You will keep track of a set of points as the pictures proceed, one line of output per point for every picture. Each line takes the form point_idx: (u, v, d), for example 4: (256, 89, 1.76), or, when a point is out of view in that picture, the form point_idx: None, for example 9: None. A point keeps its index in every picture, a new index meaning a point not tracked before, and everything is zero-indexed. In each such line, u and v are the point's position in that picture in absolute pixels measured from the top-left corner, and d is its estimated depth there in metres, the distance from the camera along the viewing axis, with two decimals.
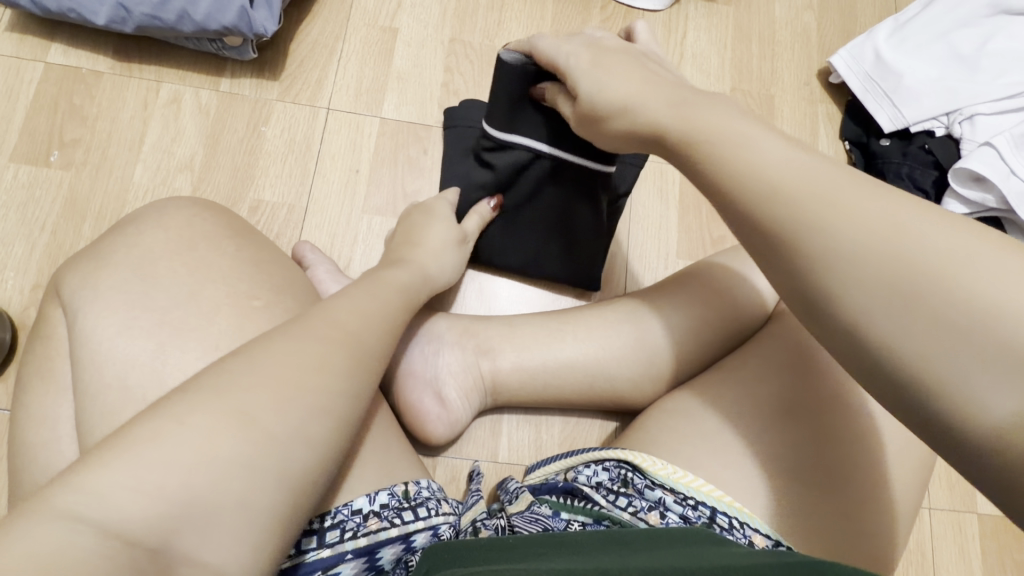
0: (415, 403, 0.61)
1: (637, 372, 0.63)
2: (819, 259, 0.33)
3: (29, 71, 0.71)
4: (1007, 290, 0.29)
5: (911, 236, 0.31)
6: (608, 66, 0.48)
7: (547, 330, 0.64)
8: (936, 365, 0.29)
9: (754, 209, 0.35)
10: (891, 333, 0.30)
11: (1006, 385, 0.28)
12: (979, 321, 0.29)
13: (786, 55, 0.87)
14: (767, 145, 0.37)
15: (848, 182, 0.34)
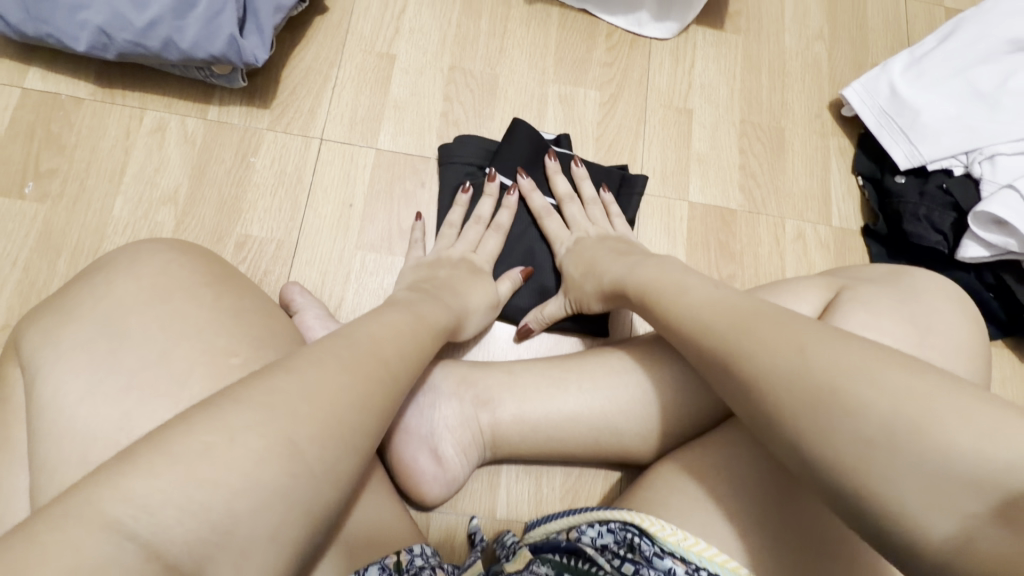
0: (409, 462, 0.56)
1: (646, 427, 0.59)
2: (751, 389, 0.38)
3: (6, 97, 0.68)
4: (905, 404, 0.32)
5: (817, 356, 0.36)
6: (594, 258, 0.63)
7: (549, 378, 0.60)
8: (867, 474, 0.32)
9: (694, 338, 0.44)
10: (820, 455, 0.34)
11: (927, 495, 0.30)
12: (891, 435, 0.32)
13: (797, 86, 0.85)
14: (696, 290, 0.47)
15: (765, 315, 0.41)
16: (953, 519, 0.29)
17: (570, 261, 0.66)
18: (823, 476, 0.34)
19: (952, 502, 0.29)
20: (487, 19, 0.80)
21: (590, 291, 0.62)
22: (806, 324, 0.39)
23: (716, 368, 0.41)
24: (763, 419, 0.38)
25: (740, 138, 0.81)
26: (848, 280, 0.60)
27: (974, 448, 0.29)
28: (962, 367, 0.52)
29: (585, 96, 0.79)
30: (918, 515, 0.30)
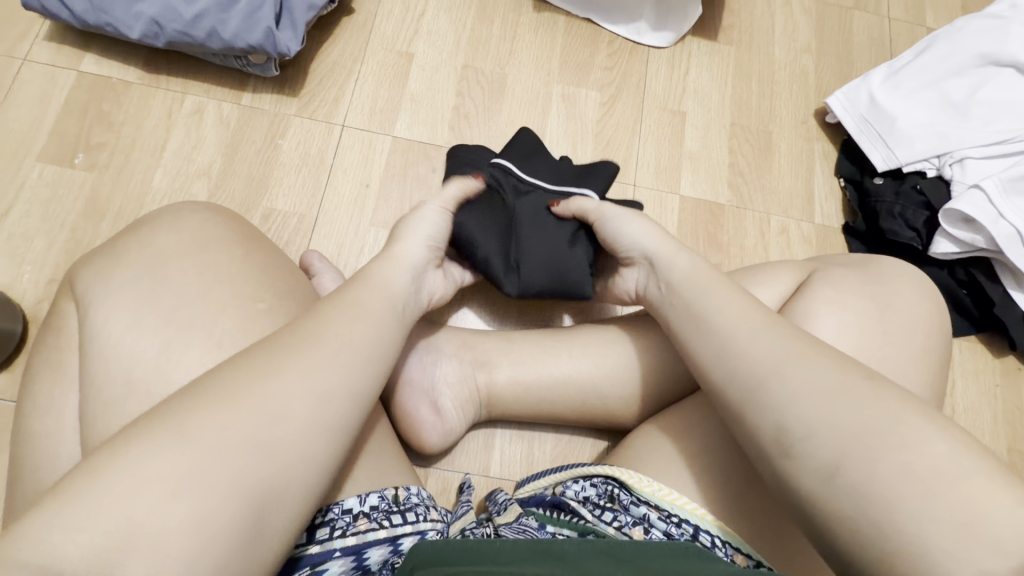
0: (410, 411, 0.61)
1: (630, 392, 0.64)
2: (783, 419, 0.41)
3: (63, 78, 0.75)
4: (941, 462, 0.36)
5: (858, 404, 0.39)
6: (655, 235, 0.58)
7: (542, 346, 0.65)
8: (896, 520, 0.35)
9: (724, 369, 0.45)
10: (850, 489, 0.37)
11: (950, 547, 0.34)
12: (924, 490, 0.35)
13: (785, 95, 0.91)
14: (733, 312, 0.47)
15: (804, 346, 0.43)
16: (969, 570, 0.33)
17: (665, 251, 0.56)
18: (847, 506, 0.37)
19: (975, 558, 0.33)
20: (499, 25, 0.87)
21: (682, 265, 0.54)
22: (844, 365, 0.42)
23: (742, 387, 0.43)
24: (790, 440, 0.40)
25: (729, 140, 0.87)
26: (820, 263, 0.65)
27: (987, 503, 0.34)
28: (922, 340, 0.57)
29: (586, 96, 0.86)
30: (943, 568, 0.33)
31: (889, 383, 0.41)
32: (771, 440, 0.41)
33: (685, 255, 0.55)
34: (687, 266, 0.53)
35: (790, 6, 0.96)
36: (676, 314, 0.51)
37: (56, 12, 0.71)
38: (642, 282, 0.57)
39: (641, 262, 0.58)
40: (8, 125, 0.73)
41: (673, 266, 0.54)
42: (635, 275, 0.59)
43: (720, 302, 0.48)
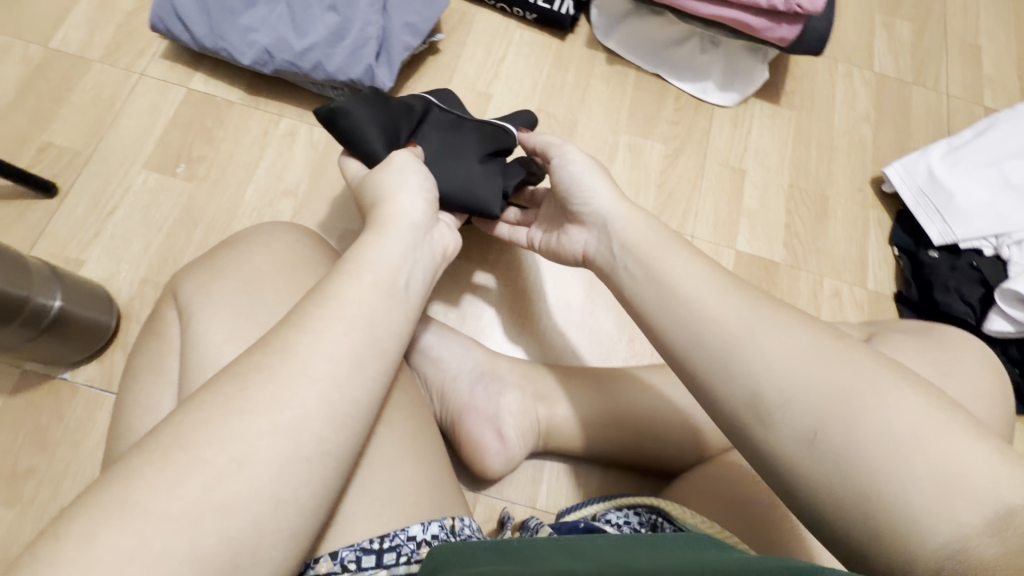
0: (476, 437, 0.63)
1: (684, 438, 0.65)
2: (753, 385, 0.41)
3: (173, 94, 0.81)
4: (914, 417, 0.37)
5: (832, 365, 0.40)
6: (612, 191, 0.58)
7: (601, 383, 0.68)
8: (879, 484, 0.36)
9: (692, 337, 0.45)
10: (829, 452, 0.38)
11: (931, 509, 0.34)
12: (902, 446, 0.36)
13: (842, 160, 0.94)
14: (691, 274, 0.48)
15: (771, 312, 0.45)
16: (946, 530, 0.34)
17: (617, 209, 0.57)
18: (828, 474, 0.37)
19: (948, 508, 0.34)
20: (573, 74, 0.92)
21: (631, 219, 0.56)
22: (812, 328, 0.43)
23: (714, 354, 0.44)
24: (768, 408, 0.41)
25: (787, 200, 0.90)
26: (879, 329, 0.67)
27: (966, 461, 0.35)
28: (976, 413, 0.58)
29: (651, 148, 0.90)
30: (919, 520, 0.35)
31: (847, 339, 0.43)
32: (746, 408, 0.41)
33: (646, 219, 0.55)
34: (638, 222, 0.55)
35: (851, 76, 1.00)
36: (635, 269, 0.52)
37: (179, 37, 0.78)
38: (592, 243, 0.58)
39: (594, 223, 0.58)
40: (119, 133, 0.79)
41: (623, 224, 0.55)
42: (586, 235, 0.60)
43: (682, 267, 0.49)
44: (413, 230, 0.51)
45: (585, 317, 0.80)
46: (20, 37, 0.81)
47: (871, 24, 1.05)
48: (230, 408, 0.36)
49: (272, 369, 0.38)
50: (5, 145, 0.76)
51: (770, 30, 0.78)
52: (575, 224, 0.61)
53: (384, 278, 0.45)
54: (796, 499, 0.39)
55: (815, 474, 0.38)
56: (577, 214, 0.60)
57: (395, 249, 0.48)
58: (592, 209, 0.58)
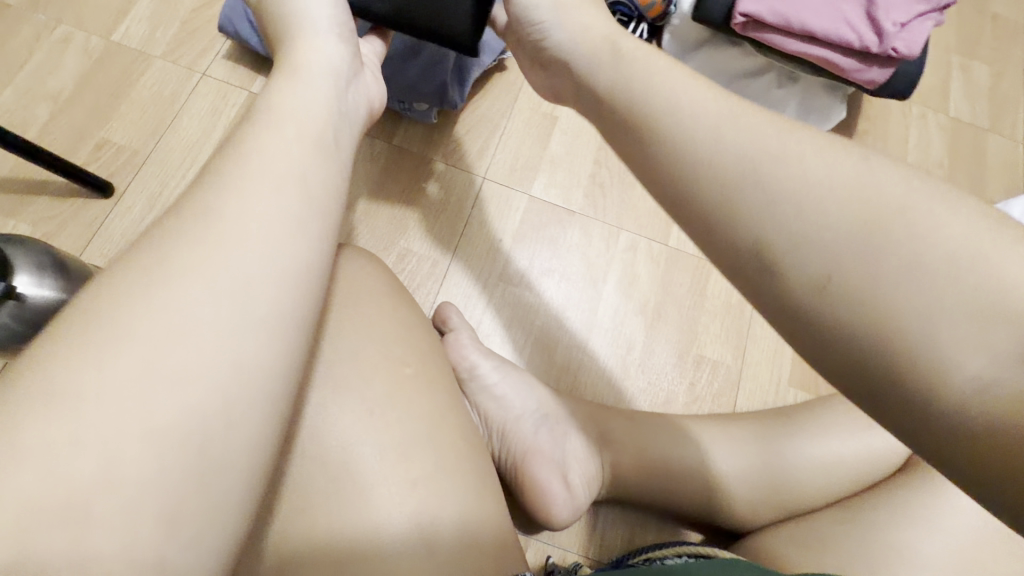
0: (542, 483, 0.60)
1: (755, 497, 0.62)
2: (760, 218, 0.31)
3: (235, 96, 0.79)
4: (955, 238, 0.28)
5: (855, 188, 0.30)
6: (580, 9, 0.47)
7: (668, 430, 0.64)
8: (912, 321, 0.27)
9: (685, 169, 0.34)
10: (855, 293, 0.28)
11: (976, 337, 0.26)
12: (941, 275, 0.27)
13: None
14: (686, 92, 0.37)
15: (780, 135, 0.33)
16: (991, 363, 0.25)
17: (580, 34, 0.46)
18: (851, 319, 0.28)
19: (988, 339, 0.26)
20: None
21: (604, 39, 0.44)
22: (831, 146, 0.33)
23: (711, 195, 0.32)
24: (776, 252, 0.30)
25: None
26: None
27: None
28: None
29: None
30: (946, 356, 0.26)
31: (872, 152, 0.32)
32: (751, 255, 0.31)
33: (612, 47, 0.43)
34: (610, 43, 0.44)
35: (925, 119, 0.96)
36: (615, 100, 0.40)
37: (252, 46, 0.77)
38: (560, 84, 0.49)
39: (561, 62, 0.47)
40: (178, 133, 0.76)
41: (590, 54, 0.44)
42: (554, 79, 0.50)
43: (683, 91, 0.37)
44: (337, 66, 0.43)
45: (644, 356, 0.77)
46: (83, 28, 0.79)
47: (948, 66, 1.01)
48: (139, 285, 0.28)
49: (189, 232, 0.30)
50: (63, 139, 0.74)
51: (858, 72, 0.76)
52: (541, 70, 0.51)
53: (310, 125, 0.37)
54: (810, 356, 0.30)
55: (834, 323, 0.28)
56: (540, 55, 0.50)
57: (328, 86, 0.41)
58: (549, 39, 0.48)
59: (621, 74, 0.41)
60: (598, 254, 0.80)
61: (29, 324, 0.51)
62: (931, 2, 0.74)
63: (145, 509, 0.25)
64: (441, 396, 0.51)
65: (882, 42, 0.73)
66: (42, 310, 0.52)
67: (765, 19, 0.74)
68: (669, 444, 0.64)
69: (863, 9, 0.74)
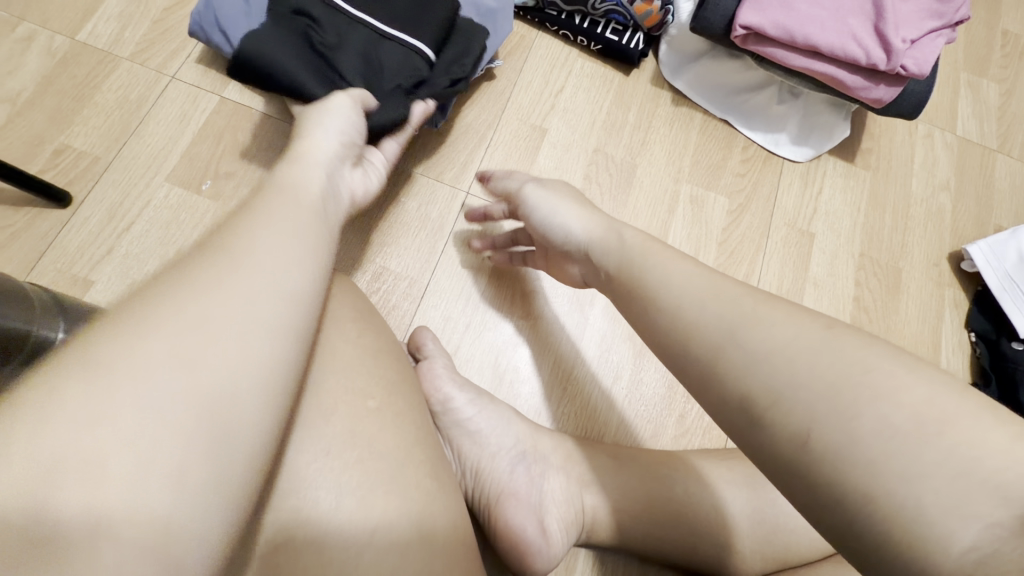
0: (515, 528, 0.56)
1: (750, 546, 0.58)
2: (739, 374, 0.37)
3: (205, 101, 0.75)
4: (917, 403, 0.32)
5: (820, 351, 0.36)
6: (580, 208, 0.59)
7: (654, 472, 0.60)
8: (887, 478, 0.30)
9: (683, 338, 0.42)
10: (830, 449, 0.32)
11: (956, 503, 0.29)
12: (913, 438, 0.31)
13: (918, 231, 0.86)
14: (677, 268, 0.46)
15: (754, 304, 0.41)
16: (977, 530, 0.28)
17: (592, 229, 0.56)
18: (830, 472, 0.32)
19: (972, 509, 0.28)
20: (635, 112, 0.85)
21: (601, 225, 0.56)
22: (805, 319, 0.39)
23: (703, 356, 0.40)
24: (758, 405, 0.36)
25: (857, 270, 0.82)
26: None
27: (992, 447, 0.30)
28: None
29: (714, 201, 0.82)
30: (937, 521, 0.29)
31: (835, 322, 0.39)
32: (737, 409, 0.37)
33: (619, 234, 0.53)
34: (603, 232, 0.55)
35: (931, 138, 0.92)
36: (624, 279, 0.50)
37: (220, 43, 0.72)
38: (585, 271, 0.56)
39: (579, 255, 0.57)
40: (144, 139, 0.72)
41: (603, 247, 0.53)
42: (580, 268, 0.58)
43: (661, 270, 0.47)
44: (327, 168, 0.47)
45: (632, 384, 0.73)
46: (45, 26, 0.75)
47: (956, 83, 0.97)
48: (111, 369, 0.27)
49: (177, 304, 0.30)
50: (19, 143, 0.70)
51: (865, 90, 0.71)
52: (562, 259, 0.60)
53: (304, 201, 0.41)
54: (808, 507, 0.33)
55: (816, 474, 0.32)
56: (563, 253, 0.59)
57: (314, 190, 0.43)
58: (561, 243, 0.58)
59: (625, 248, 0.51)
60: None
61: None
62: (943, 19, 0.71)
63: (136, 524, 0.26)
64: (409, 431, 0.46)
65: (891, 60, 0.69)
66: None
67: (768, 32, 0.70)
68: (652, 487, 0.59)
69: (870, 24, 0.70)
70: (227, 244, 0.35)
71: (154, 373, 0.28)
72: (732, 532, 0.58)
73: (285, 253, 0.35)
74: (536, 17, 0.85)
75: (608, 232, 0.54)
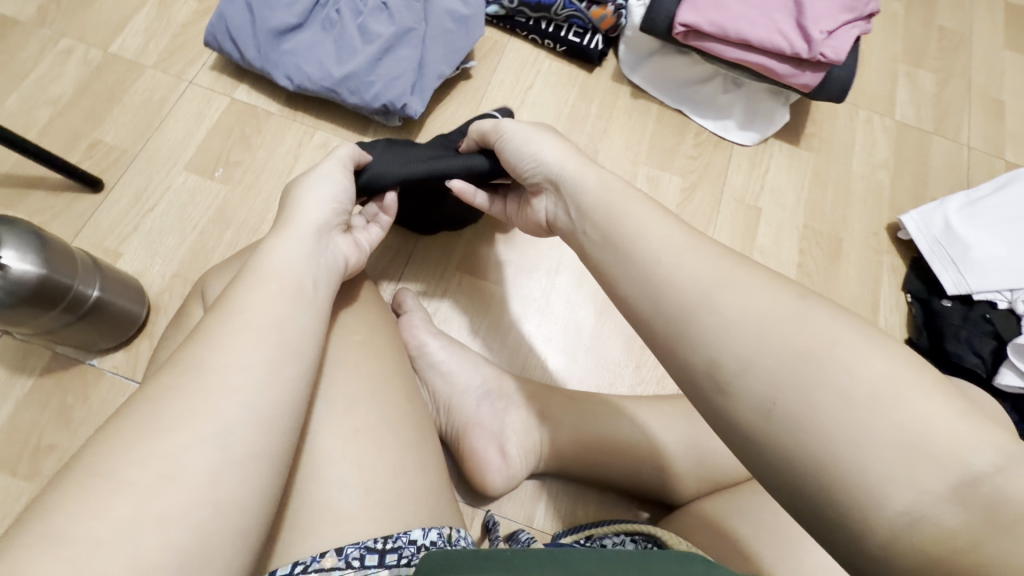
0: (478, 451, 0.65)
1: (687, 469, 0.67)
2: (710, 336, 0.39)
3: (218, 102, 0.86)
4: (875, 376, 0.34)
5: (789, 321, 0.37)
6: (554, 146, 0.57)
7: (603, 406, 0.69)
8: (839, 447, 0.32)
9: (654, 299, 0.42)
10: (790, 418, 0.34)
11: (894, 469, 0.31)
12: (867, 406, 0.33)
13: (858, 205, 0.95)
14: (657, 230, 0.46)
15: (731, 267, 0.42)
16: (910, 500, 0.30)
17: (571, 167, 0.54)
18: (784, 439, 0.34)
19: (917, 478, 0.31)
20: (597, 104, 0.95)
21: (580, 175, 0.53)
22: (778, 286, 0.40)
23: (675, 319, 0.41)
24: (723, 372, 0.37)
25: (800, 240, 0.91)
26: None
27: (935, 421, 0.32)
28: None
29: (669, 180, 0.92)
30: (879, 490, 0.31)
31: (803, 288, 0.40)
32: (702, 372, 0.38)
33: (599, 182, 0.52)
34: (580, 173, 0.53)
35: (871, 123, 1.01)
36: (603, 233, 0.49)
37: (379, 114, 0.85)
38: (550, 208, 0.56)
39: (548, 187, 0.56)
40: (165, 134, 0.83)
41: (581, 193, 0.52)
42: (545, 203, 0.58)
43: (640, 222, 0.47)
44: (316, 236, 0.50)
45: (594, 342, 0.81)
46: (82, 41, 0.87)
47: (894, 74, 1.06)
48: (143, 437, 0.35)
49: (191, 382, 0.38)
50: (60, 139, 0.81)
51: (793, 76, 0.81)
52: (532, 194, 0.60)
53: (289, 279, 0.46)
54: (761, 466, 0.35)
55: (772, 442, 0.35)
56: (535, 188, 0.59)
57: (302, 267, 0.47)
58: (536, 177, 0.58)
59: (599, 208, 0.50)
60: (553, 247, 0.86)
61: (13, 294, 0.57)
62: (855, 12, 0.81)
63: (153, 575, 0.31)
64: None
65: (811, 49, 0.79)
66: (27, 284, 0.58)
67: (704, 29, 0.81)
68: (600, 421, 0.68)
69: (794, 20, 0.80)
70: (238, 320, 0.41)
71: (176, 442, 0.35)
72: (670, 458, 0.67)
73: (274, 368, 0.40)
74: (507, 24, 0.96)
75: (590, 176, 0.53)
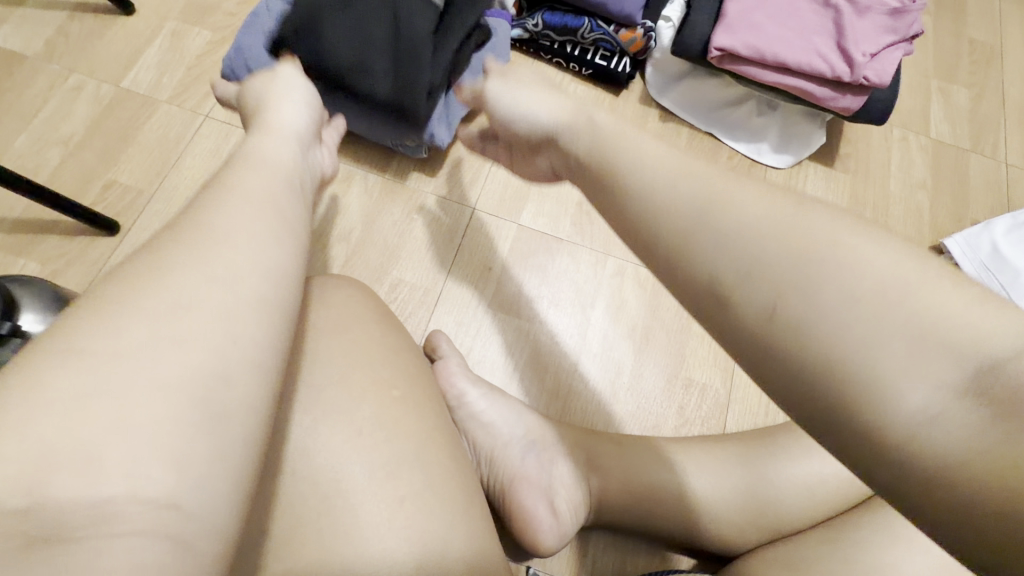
0: (528, 509, 0.61)
1: (745, 520, 0.63)
2: (700, 247, 0.33)
3: (235, 136, 0.83)
4: (883, 269, 0.29)
5: (786, 222, 0.32)
6: (547, 98, 0.52)
7: (652, 451, 0.66)
8: (851, 346, 0.27)
9: (650, 222, 0.36)
10: (798, 320, 0.29)
11: (912, 361, 0.26)
12: (874, 298, 0.28)
13: (898, 228, 0.92)
14: (649, 150, 0.41)
15: (719, 180, 0.36)
16: (934, 392, 0.26)
17: (567, 114, 0.49)
18: (799, 346, 0.29)
19: (934, 369, 0.26)
20: None
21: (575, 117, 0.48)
22: (769, 193, 0.35)
23: (670, 237, 0.35)
24: (724, 283, 0.32)
25: None
26: None
27: (955, 309, 0.27)
28: None
29: None
30: (892, 384, 0.26)
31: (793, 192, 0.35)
32: (704, 290, 0.32)
33: (589, 119, 0.47)
34: (577, 123, 0.48)
35: (906, 141, 0.98)
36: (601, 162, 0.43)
37: (403, 143, 0.82)
38: (557, 165, 0.51)
39: (548, 143, 0.51)
40: (182, 172, 0.80)
41: (579, 139, 0.47)
42: (550, 159, 0.52)
43: (632, 148, 0.41)
44: (296, 139, 0.46)
45: (633, 379, 0.78)
46: (93, 76, 0.84)
47: (927, 90, 1.04)
48: (78, 346, 0.26)
49: (151, 282, 0.29)
50: (71, 180, 0.78)
51: (832, 100, 0.78)
52: (531, 153, 0.54)
53: (279, 168, 0.40)
54: (780, 382, 0.29)
55: (782, 351, 0.29)
56: (534, 145, 0.53)
57: (284, 156, 0.42)
58: (538, 130, 0.52)
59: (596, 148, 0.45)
60: (586, 280, 0.83)
61: None
62: (898, 33, 0.78)
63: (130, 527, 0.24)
64: (431, 408, 0.51)
65: (854, 71, 0.76)
66: None
67: (740, 52, 0.77)
68: (651, 471, 0.64)
69: (833, 42, 0.77)
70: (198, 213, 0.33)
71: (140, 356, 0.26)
72: (726, 509, 0.63)
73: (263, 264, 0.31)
74: (531, 47, 0.93)
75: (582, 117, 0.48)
